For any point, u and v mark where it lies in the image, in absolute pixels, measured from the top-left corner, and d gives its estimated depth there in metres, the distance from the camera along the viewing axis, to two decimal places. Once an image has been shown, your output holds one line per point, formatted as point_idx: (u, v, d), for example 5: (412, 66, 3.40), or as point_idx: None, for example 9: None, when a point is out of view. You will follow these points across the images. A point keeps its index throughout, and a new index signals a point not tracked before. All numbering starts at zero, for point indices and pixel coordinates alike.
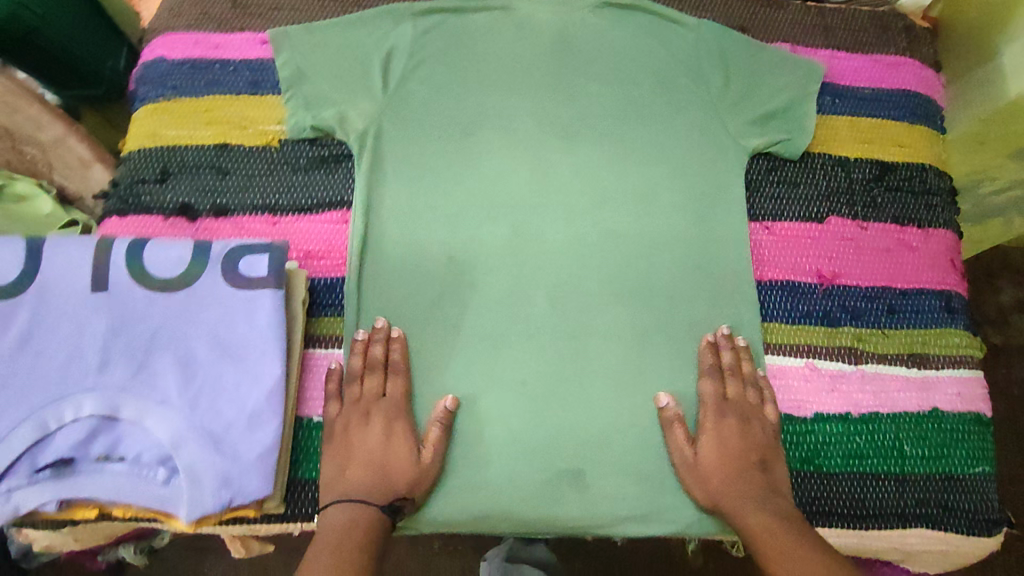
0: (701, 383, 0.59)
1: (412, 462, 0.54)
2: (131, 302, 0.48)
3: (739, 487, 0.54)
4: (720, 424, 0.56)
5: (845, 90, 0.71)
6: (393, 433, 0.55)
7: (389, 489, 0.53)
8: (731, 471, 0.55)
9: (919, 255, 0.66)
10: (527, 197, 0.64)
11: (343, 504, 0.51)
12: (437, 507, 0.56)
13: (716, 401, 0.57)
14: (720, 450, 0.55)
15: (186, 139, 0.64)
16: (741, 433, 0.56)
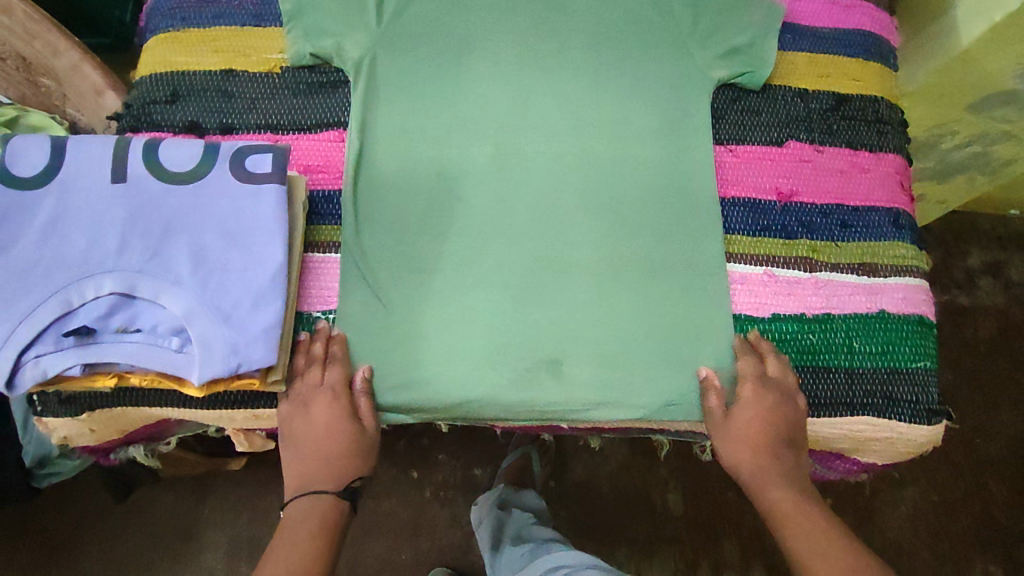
0: (739, 361, 0.64)
1: (354, 440, 0.60)
2: (148, 193, 0.54)
3: (766, 462, 0.61)
4: (752, 402, 0.62)
5: (805, 29, 0.76)
6: (333, 419, 0.60)
7: (339, 472, 0.60)
8: (759, 446, 0.61)
9: (871, 176, 0.72)
10: (511, 121, 0.69)
11: (301, 498, 0.59)
12: (427, 397, 0.62)
13: (754, 381, 0.62)
14: (748, 425, 0.62)
15: (194, 66, 0.69)
16: (771, 412, 0.61)
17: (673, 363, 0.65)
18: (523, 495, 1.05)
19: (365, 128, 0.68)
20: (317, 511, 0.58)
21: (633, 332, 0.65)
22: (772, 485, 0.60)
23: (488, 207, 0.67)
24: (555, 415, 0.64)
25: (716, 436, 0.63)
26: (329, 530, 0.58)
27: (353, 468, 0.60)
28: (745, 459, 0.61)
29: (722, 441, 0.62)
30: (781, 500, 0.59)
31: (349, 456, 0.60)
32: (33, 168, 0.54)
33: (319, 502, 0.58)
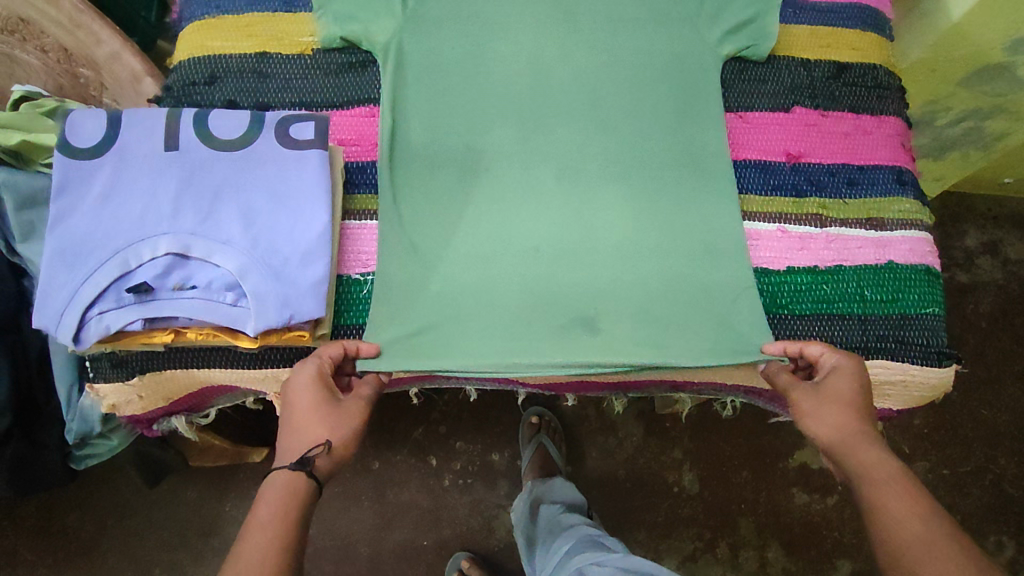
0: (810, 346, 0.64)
1: (325, 411, 0.58)
2: (199, 160, 0.58)
3: (853, 429, 0.57)
4: (837, 368, 0.61)
5: (806, 4, 0.81)
6: (322, 397, 0.58)
7: (302, 443, 0.56)
8: (850, 408, 0.58)
9: (873, 138, 0.76)
10: (531, 97, 0.74)
11: (281, 474, 0.54)
12: (465, 361, 0.64)
13: (834, 351, 0.62)
14: (833, 391, 0.59)
15: (230, 50, 0.73)
16: (859, 379, 0.60)
17: (694, 317, 0.68)
18: (552, 485, 1.05)
19: (396, 103, 0.72)
20: (273, 491, 0.53)
21: (653, 289, 0.68)
22: (866, 452, 0.55)
23: (513, 177, 0.71)
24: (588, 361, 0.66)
25: (797, 402, 0.61)
26: (300, 510, 0.53)
27: (316, 438, 0.56)
28: (835, 422, 0.58)
29: (807, 407, 0.60)
30: (876, 470, 0.54)
31: (311, 424, 0.57)
32: (90, 141, 0.57)
33: (275, 480, 0.54)
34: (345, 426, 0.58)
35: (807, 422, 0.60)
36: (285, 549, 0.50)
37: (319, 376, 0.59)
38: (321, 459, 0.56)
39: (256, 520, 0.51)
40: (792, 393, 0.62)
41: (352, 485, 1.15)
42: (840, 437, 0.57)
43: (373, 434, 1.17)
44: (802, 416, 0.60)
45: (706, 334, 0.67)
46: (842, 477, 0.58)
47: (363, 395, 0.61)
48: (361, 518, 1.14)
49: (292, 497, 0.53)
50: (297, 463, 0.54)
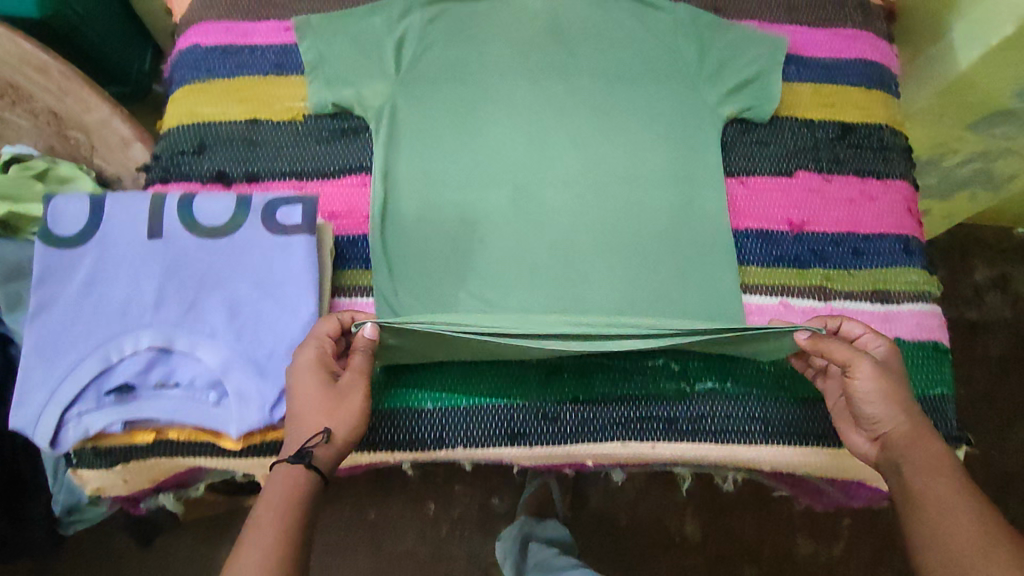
0: (849, 327, 0.61)
1: (323, 394, 0.51)
2: (183, 248, 0.56)
3: (915, 420, 0.54)
4: (884, 351, 0.59)
5: (809, 61, 0.79)
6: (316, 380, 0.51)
7: (301, 433, 0.50)
8: (908, 394, 0.56)
9: (880, 204, 0.73)
10: (527, 164, 0.72)
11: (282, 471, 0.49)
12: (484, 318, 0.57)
13: (875, 334, 0.60)
14: (894, 374, 0.56)
15: (220, 116, 0.71)
16: (902, 366, 0.59)
17: (698, 398, 0.64)
18: (545, 524, 1.05)
19: (389, 169, 0.70)
20: (276, 486, 0.48)
21: (653, 365, 0.65)
22: (926, 443, 0.53)
23: (508, 243, 0.69)
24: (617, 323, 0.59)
25: (862, 381, 0.55)
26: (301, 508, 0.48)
27: (316, 425, 0.50)
28: (899, 409, 0.55)
29: (875, 388, 0.55)
30: (938, 464, 0.52)
31: (308, 412, 0.50)
32: (73, 229, 0.56)
33: (278, 475, 0.48)
34: (348, 408, 0.51)
35: (872, 405, 0.55)
36: (286, 553, 0.46)
37: (317, 358, 0.53)
38: (322, 451, 0.50)
39: (258, 517, 0.47)
40: (854, 368, 0.55)
41: (349, 533, 1.13)
42: (903, 428, 0.54)
43: (368, 482, 1.15)
44: (863, 397, 0.55)
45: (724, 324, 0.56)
46: (884, 464, 0.55)
47: (359, 365, 0.53)
48: (357, 568, 1.11)
49: (295, 494, 0.48)
50: (298, 455, 0.48)
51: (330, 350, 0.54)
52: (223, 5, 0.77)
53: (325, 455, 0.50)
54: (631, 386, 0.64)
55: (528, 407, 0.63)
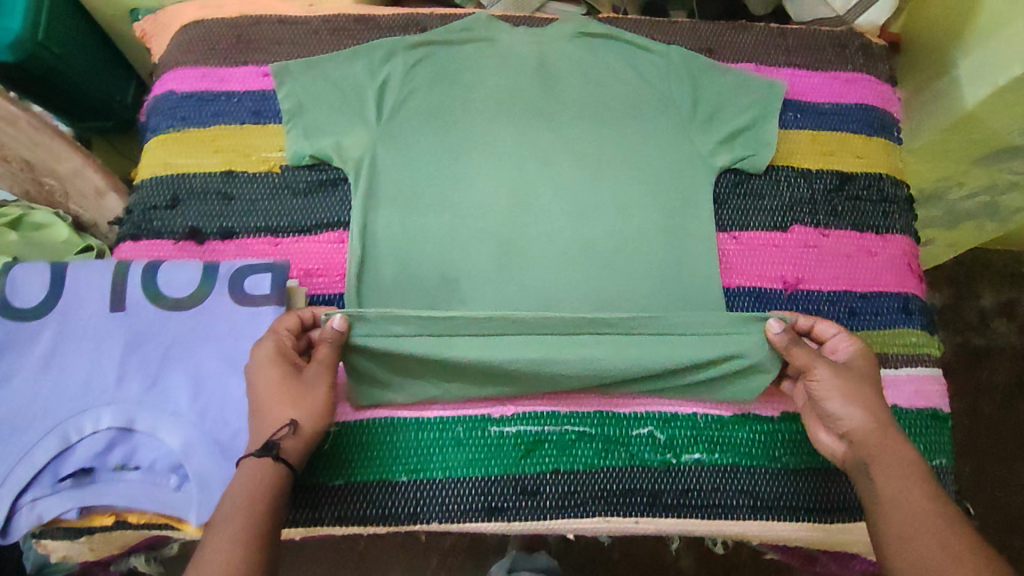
0: (820, 326, 0.60)
1: (287, 387, 0.52)
2: (146, 321, 0.54)
3: (878, 418, 0.54)
4: (855, 351, 0.58)
5: (807, 106, 0.76)
6: (280, 371, 0.52)
7: (267, 426, 0.51)
8: (873, 392, 0.56)
9: (879, 260, 0.71)
10: (511, 217, 0.70)
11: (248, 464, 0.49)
12: (465, 315, 0.58)
13: (847, 334, 0.60)
14: (857, 372, 0.57)
15: (194, 168, 0.69)
16: (874, 364, 0.58)
17: (684, 470, 0.62)
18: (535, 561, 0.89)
19: (367, 224, 0.68)
20: (244, 480, 0.48)
21: (637, 434, 0.63)
22: (886, 442, 0.53)
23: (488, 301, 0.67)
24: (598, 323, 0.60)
25: (823, 379, 0.56)
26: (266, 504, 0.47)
27: (281, 417, 0.50)
28: (861, 407, 0.54)
29: (833, 385, 0.56)
30: (895, 467, 0.52)
31: (274, 407, 0.51)
32: (34, 300, 0.54)
33: (244, 468, 0.49)
34: (312, 399, 0.52)
35: (833, 403, 0.56)
36: (253, 548, 0.45)
37: (276, 351, 0.52)
38: (288, 443, 0.50)
39: (224, 512, 0.46)
40: (813, 368, 0.56)
41: None
42: (864, 425, 0.54)
43: None
44: (824, 394, 0.56)
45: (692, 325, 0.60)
46: (847, 462, 0.55)
47: (325, 357, 0.53)
48: None
49: (262, 489, 0.48)
50: (264, 448, 0.49)
51: (290, 344, 0.54)
52: (201, 48, 0.74)
53: (292, 447, 0.51)
54: (612, 460, 0.62)
55: (506, 480, 0.61)
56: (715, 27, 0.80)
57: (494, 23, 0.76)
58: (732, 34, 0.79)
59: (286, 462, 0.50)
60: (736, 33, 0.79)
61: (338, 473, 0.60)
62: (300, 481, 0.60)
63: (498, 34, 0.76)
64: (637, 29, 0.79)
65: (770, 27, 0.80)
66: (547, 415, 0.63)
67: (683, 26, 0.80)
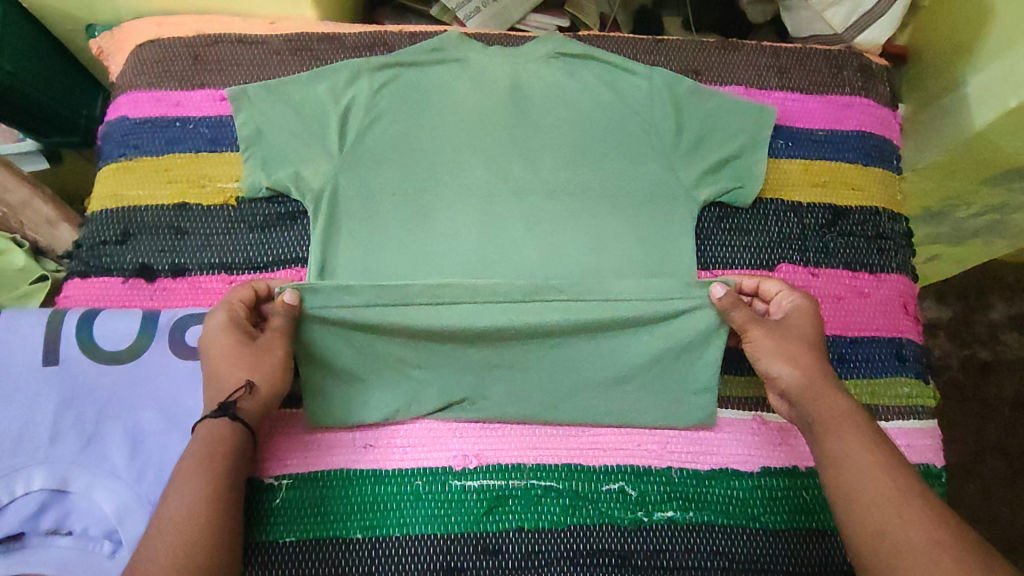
0: (769, 284, 0.61)
1: (241, 352, 0.52)
2: (82, 376, 0.51)
3: (816, 377, 0.56)
4: (796, 306, 0.59)
5: (799, 134, 0.72)
6: (232, 338, 0.52)
7: (222, 389, 0.51)
8: (807, 348, 0.57)
9: (871, 302, 0.67)
10: (479, 253, 0.66)
11: (205, 425, 0.49)
12: (418, 284, 0.58)
13: (792, 290, 0.60)
14: (793, 330, 0.58)
15: (146, 200, 0.66)
16: (815, 317, 0.59)
17: (656, 528, 0.59)
18: None
19: (329, 260, 0.65)
20: (199, 443, 0.48)
21: (606, 490, 0.60)
22: (825, 397, 0.54)
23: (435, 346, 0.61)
24: (547, 290, 0.60)
25: (758, 341, 0.58)
26: (225, 466, 0.48)
27: (235, 380, 0.51)
28: (796, 366, 0.56)
29: (767, 346, 0.58)
30: (839, 421, 0.53)
31: (230, 371, 0.51)
32: None
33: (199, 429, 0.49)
34: (267, 362, 0.52)
35: (768, 362, 0.57)
36: (214, 500, 0.47)
37: (228, 320, 0.53)
38: (245, 403, 0.51)
39: (185, 470, 0.47)
40: (749, 332, 0.58)
41: None
42: (803, 383, 0.56)
43: None
44: (761, 356, 0.58)
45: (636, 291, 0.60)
46: (795, 419, 0.57)
47: (279, 326, 0.54)
48: None
49: (220, 446, 0.48)
50: (220, 410, 0.49)
51: (244, 315, 0.54)
52: (155, 70, 0.70)
53: (253, 406, 0.51)
54: (579, 518, 0.59)
55: (465, 538, 0.57)
56: (702, 46, 0.75)
57: (465, 42, 0.72)
58: (721, 54, 0.75)
59: (244, 421, 0.50)
60: (726, 52, 0.74)
61: (288, 531, 0.57)
62: (249, 540, 0.56)
63: (469, 54, 0.72)
64: (620, 49, 0.75)
65: (761, 46, 0.75)
66: (512, 468, 0.60)
67: (669, 45, 0.75)
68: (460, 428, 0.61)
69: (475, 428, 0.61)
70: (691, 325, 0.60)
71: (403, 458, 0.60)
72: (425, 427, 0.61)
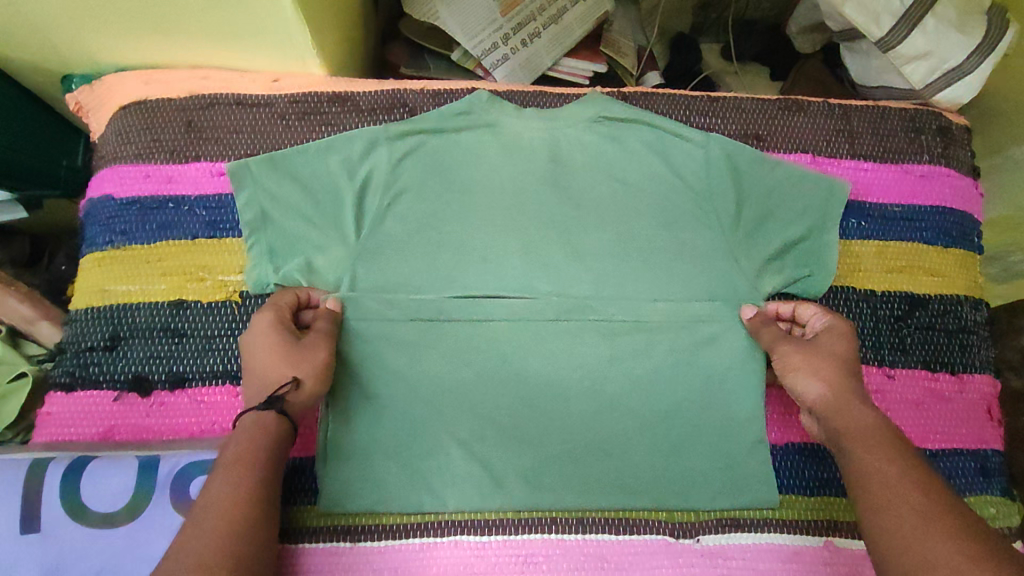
0: (802, 307, 0.58)
1: (286, 350, 0.52)
2: (68, 543, 0.46)
3: (846, 388, 0.51)
4: (831, 326, 0.55)
5: (872, 211, 0.64)
6: (277, 337, 0.52)
7: (269, 383, 0.50)
8: (840, 364, 0.52)
9: (954, 407, 0.60)
10: (515, 356, 0.58)
11: (246, 417, 0.48)
12: (457, 298, 0.59)
13: (826, 313, 0.57)
14: (827, 349, 0.53)
15: (138, 297, 0.58)
16: (848, 338, 0.54)
17: None
18: None
19: (347, 365, 0.57)
20: (242, 433, 0.47)
21: None
22: (852, 410, 0.49)
23: (471, 458, 0.56)
24: (591, 329, 0.59)
25: (785, 356, 0.54)
26: (268, 459, 0.47)
27: (283, 375, 0.51)
28: (825, 379, 0.52)
29: (795, 360, 0.53)
30: (862, 424, 0.48)
31: (276, 367, 0.51)
32: None
33: (244, 419, 0.48)
34: (314, 360, 0.52)
35: (795, 376, 0.53)
36: (257, 490, 0.45)
37: (277, 319, 0.53)
38: (293, 398, 0.50)
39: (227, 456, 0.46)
40: (774, 347, 0.55)
41: None
42: (832, 396, 0.51)
43: None
44: (788, 370, 0.54)
45: (678, 376, 0.58)
46: (824, 440, 0.51)
47: (323, 328, 0.54)
48: None
49: (263, 437, 0.47)
50: (267, 402, 0.48)
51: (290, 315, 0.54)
52: (144, 139, 0.62)
53: (299, 403, 0.50)
54: None
55: None
56: (763, 106, 0.66)
57: (497, 104, 0.63)
58: (784, 115, 0.66)
59: (289, 416, 0.49)
60: (789, 114, 0.66)
61: None
62: None
63: (502, 118, 0.63)
64: (671, 110, 0.66)
65: (829, 105, 0.67)
66: None
67: (725, 105, 0.66)
68: (501, 564, 0.54)
69: (515, 563, 0.54)
70: (741, 412, 0.58)
71: None
72: (461, 564, 0.54)
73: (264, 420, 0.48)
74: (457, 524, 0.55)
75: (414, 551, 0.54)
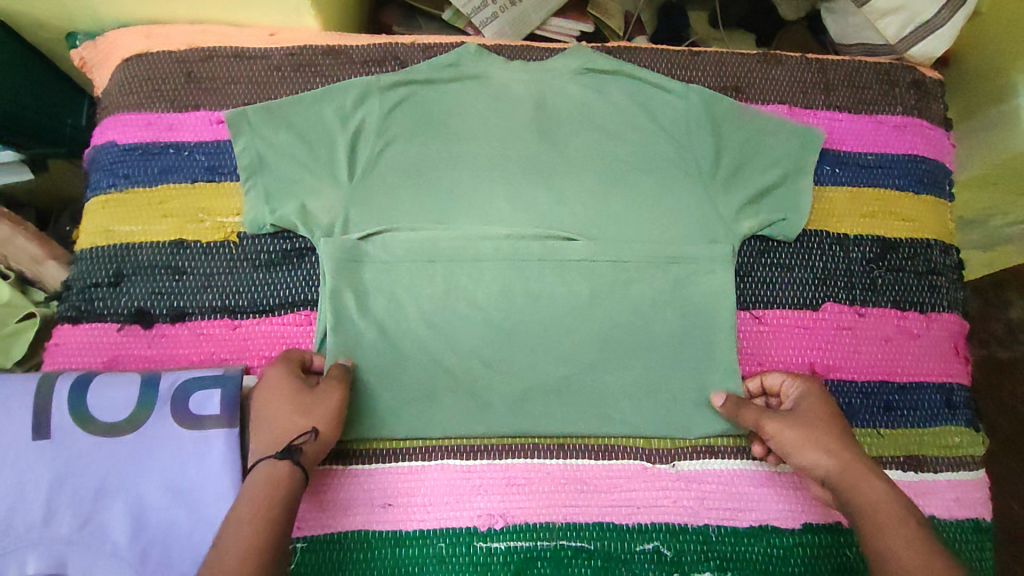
0: (771, 376, 0.59)
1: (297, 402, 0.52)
2: (75, 450, 0.50)
3: (849, 459, 0.51)
4: (806, 393, 0.56)
5: (846, 158, 0.66)
6: (288, 390, 0.52)
7: (282, 430, 0.50)
8: (829, 430, 0.53)
9: (922, 344, 0.63)
10: (501, 294, 0.61)
11: (258, 471, 0.48)
12: (445, 241, 0.61)
13: (796, 377, 0.58)
14: (814, 415, 0.54)
15: (140, 236, 0.61)
16: (828, 402, 0.55)
17: None
18: None
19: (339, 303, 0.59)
20: (255, 489, 0.48)
21: (640, 550, 0.57)
22: (866, 483, 0.50)
23: (458, 389, 0.59)
24: (573, 271, 0.61)
25: (780, 434, 0.54)
26: (285, 516, 0.47)
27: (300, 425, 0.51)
28: (828, 451, 0.52)
29: (791, 437, 0.53)
30: (880, 496, 0.49)
31: (290, 419, 0.50)
32: None
33: (258, 472, 0.48)
34: (324, 408, 0.52)
35: (798, 454, 0.53)
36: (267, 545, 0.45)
37: (287, 371, 0.53)
38: (308, 448, 0.50)
39: (238, 516, 0.46)
40: (765, 426, 0.55)
41: None
42: (841, 471, 0.51)
43: None
44: (789, 449, 0.53)
45: (655, 314, 0.61)
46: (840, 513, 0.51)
47: (335, 374, 0.54)
48: None
49: (278, 491, 0.48)
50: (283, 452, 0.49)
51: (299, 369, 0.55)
52: (145, 89, 0.64)
53: (312, 452, 0.50)
54: None
55: None
56: (742, 59, 0.69)
57: (485, 57, 0.65)
58: (762, 68, 0.69)
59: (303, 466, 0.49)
60: (767, 67, 0.68)
61: None
62: None
63: (490, 69, 0.65)
64: (653, 64, 0.68)
65: (806, 59, 0.69)
66: (541, 527, 0.57)
67: (706, 59, 0.69)
68: (485, 485, 0.57)
69: (499, 484, 0.57)
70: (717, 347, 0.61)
71: (426, 518, 0.56)
72: (447, 485, 0.57)
73: (279, 476, 0.48)
74: (444, 448, 0.58)
75: (404, 473, 0.57)
